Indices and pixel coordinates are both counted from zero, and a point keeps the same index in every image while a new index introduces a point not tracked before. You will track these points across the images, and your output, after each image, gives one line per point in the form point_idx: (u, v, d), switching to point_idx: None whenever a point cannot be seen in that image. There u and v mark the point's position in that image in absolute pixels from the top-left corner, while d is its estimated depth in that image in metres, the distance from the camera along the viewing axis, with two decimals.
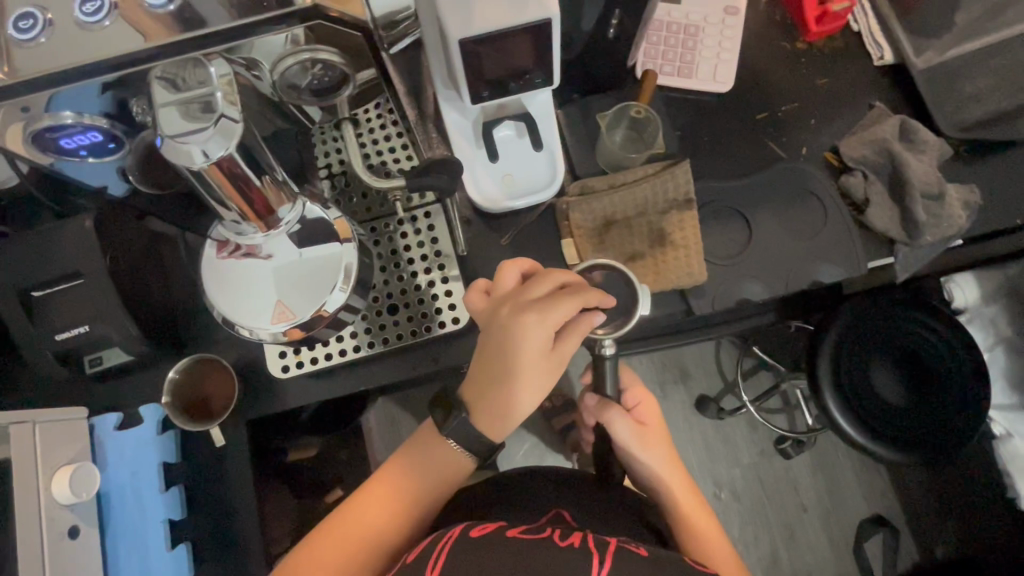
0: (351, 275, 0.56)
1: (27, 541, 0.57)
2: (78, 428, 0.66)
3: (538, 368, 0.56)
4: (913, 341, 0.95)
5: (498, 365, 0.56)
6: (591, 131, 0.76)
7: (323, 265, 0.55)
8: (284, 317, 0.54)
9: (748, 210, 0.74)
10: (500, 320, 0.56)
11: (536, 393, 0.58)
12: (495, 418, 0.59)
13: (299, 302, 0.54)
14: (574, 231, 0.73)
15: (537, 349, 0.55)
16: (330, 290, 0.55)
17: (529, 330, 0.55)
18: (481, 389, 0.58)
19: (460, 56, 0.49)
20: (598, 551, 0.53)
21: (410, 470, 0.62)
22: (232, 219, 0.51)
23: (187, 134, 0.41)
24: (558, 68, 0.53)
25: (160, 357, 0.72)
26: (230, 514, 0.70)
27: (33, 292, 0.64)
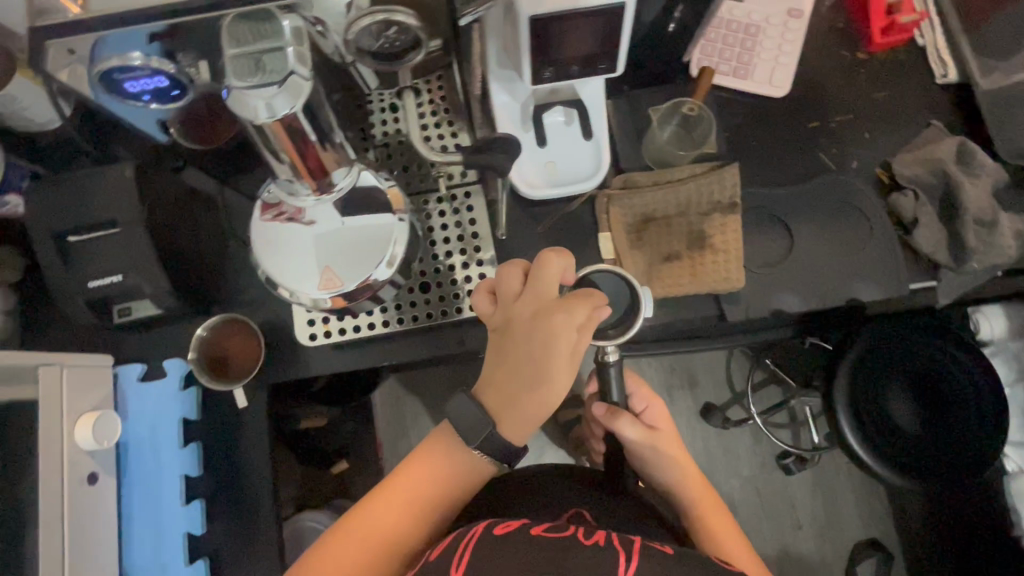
0: (398, 246, 0.55)
1: (49, 482, 0.57)
2: (103, 376, 0.66)
3: (562, 373, 0.55)
4: (931, 367, 0.93)
5: (518, 370, 0.55)
6: (640, 124, 0.74)
7: (369, 236, 0.55)
8: (331, 284, 0.54)
9: (791, 220, 0.72)
10: (522, 325, 0.56)
11: (545, 403, 0.55)
12: (521, 426, 0.57)
13: (344, 270, 0.54)
14: (613, 224, 0.72)
15: (561, 354, 0.54)
16: (378, 263, 0.54)
17: (553, 334, 0.53)
18: (502, 398, 0.57)
19: (528, 34, 0.48)
20: (624, 549, 0.53)
21: (429, 477, 0.59)
22: (286, 178, 0.51)
23: (255, 86, 0.40)
24: (623, 55, 0.52)
25: (187, 314, 0.71)
26: (242, 476, 0.70)
27: (69, 237, 0.64)
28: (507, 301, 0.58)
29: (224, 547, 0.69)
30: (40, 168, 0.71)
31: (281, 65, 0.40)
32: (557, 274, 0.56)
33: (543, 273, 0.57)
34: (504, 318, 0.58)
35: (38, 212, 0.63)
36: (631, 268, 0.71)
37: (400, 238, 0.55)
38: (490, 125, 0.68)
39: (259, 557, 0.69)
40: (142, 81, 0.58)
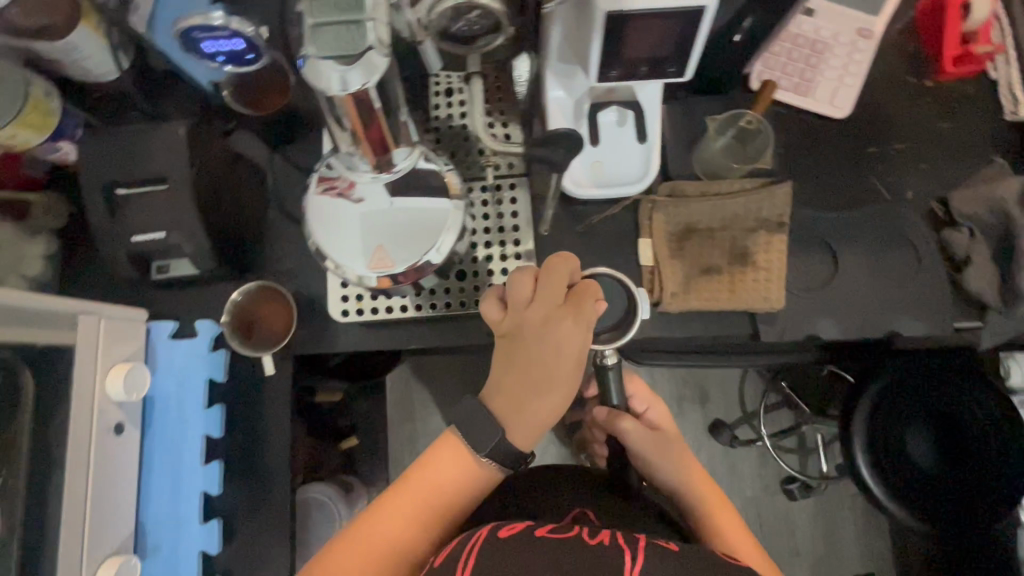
0: (452, 233, 0.54)
1: (79, 427, 0.58)
2: (136, 330, 0.67)
3: (569, 374, 0.57)
4: (956, 409, 0.89)
5: (529, 373, 0.57)
6: (693, 132, 0.72)
7: (421, 221, 0.54)
8: (382, 264, 0.53)
9: (837, 245, 0.71)
10: (532, 330, 0.57)
11: (554, 402, 0.58)
12: (531, 429, 0.58)
13: (398, 250, 0.54)
14: (655, 231, 0.71)
15: (570, 354, 0.57)
16: (430, 247, 0.54)
17: (564, 336, 0.56)
18: (513, 403, 0.58)
19: (602, 30, 0.47)
20: (629, 548, 0.52)
21: (435, 482, 0.58)
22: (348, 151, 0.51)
23: (333, 58, 0.40)
24: (694, 60, 0.51)
25: (222, 277, 0.72)
26: (260, 442, 0.71)
27: (117, 189, 0.65)
28: (515, 307, 0.58)
29: (237, 510, 0.69)
30: (93, 118, 0.72)
31: (362, 39, 0.40)
32: (566, 276, 0.57)
33: (550, 277, 0.57)
34: (512, 324, 0.58)
35: (89, 162, 0.64)
36: (669, 278, 0.70)
37: (453, 226, 0.54)
38: (541, 119, 0.66)
39: (270, 524, 0.69)
40: (220, 42, 0.61)
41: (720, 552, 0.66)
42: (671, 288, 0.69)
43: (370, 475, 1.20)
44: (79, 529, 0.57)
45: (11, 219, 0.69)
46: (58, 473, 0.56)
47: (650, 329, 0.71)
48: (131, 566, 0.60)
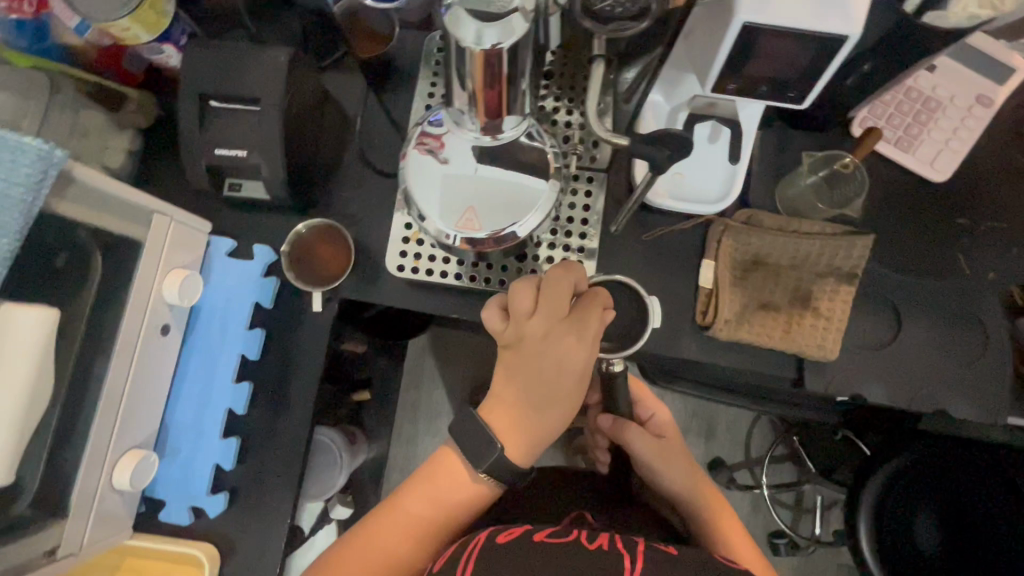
0: (539, 214, 0.54)
1: (132, 320, 0.60)
2: (197, 240, 0.69)
3: (566, 389, 0.58)
4: (971, 502, 0.84)
5: (526, 385, 0.58)
6: (781, 165, 0.71)
7: (512, 196, 0.53)
8: (470, 225, 0.53)
9: (904, 311, 0.69)
10: (531, 343, 0.57)
11: (552, 415, 0.59)
12: (531, 445, 0.59)
13: (489, 215, 0.53)
14: (721, 255, 0.69)
15: (571, 369, 0.57)
16: (519, 217, 0.53)
17: (563, 351, 0.57)
18: (513, 415, 0.59)
19: (733, 40, 0.45)
20: (630, 552, 0.51)
21: (436, 497, 0.60)
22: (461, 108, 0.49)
23: (475, 12, 0.40)
24: (817, 90, 0.49)
25: (288, 208, 0.73)
26: (288, 374, 0.72)
27: (211, 101, 0.66)
28: (515, 320, 0.58)
29: (255, 434, 0.71)
30: (198, 28, 0.73)
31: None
32: (567, 289, 0.57)
33: (553, 290, 0.57)
34: (512, 335, 0.59)
35: (190, 69, 0.65)
36: (726, 305, 0.68)
37: (541, 207, 0.53)
38: (636, 121, 0.64)
39: (283, 455, 0.70)
40: None
41: (719, 555, 0.65)
42: (726, 315, 0.68)
43: (373, 432, 1.21)
44: (112, 417, 0.59)
45: (105, 109, 0.71)
46: (104, 359, 0.58)
47: (693, 352, 0.70)
48: (149, 462, 0.63)
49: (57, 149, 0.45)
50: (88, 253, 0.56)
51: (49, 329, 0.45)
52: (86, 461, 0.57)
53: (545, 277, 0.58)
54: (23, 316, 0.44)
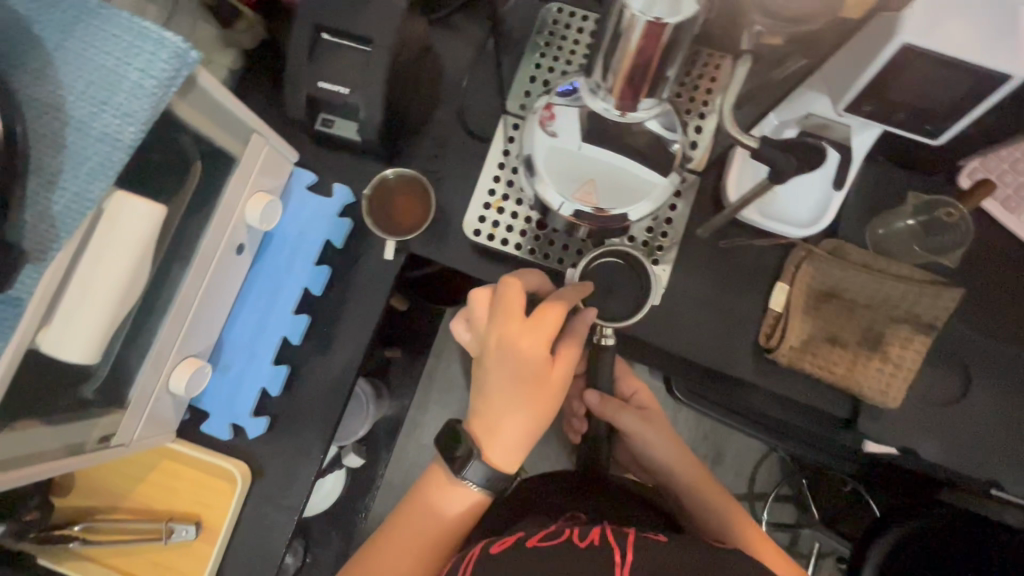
0: (655, 203, 0.49)
1: (215, 233, 0.61)
2: (283, 167, 0.70)
3: (530, 387, 0.54)
4: None
5: (494, 393, 0.55)
6: (878, 201, 0.69)
7: (627, 182, 0.48)
8: (587, 200, 0.49)
9: (974, 373, 0.67)
10: (488, 350, 0.54)
11: (524, 420, 0.55)
12: (510, 451, 0.56)
13: (611, 193, 0.48)
14: (797, 281, 0.67)
15: (530, 367, 0.53)
16: (640, 200, 0.49)
17: (518, 353, 0.53)
18: (487, 425, 0.56)
19: (887, 59, 0.44)
20: (619, 545, 0.51)
21: (433, 505, 0.58)
22: (593, 82, 0.44)
23: None
24: (960, 124, 0.48)
25: (372, 154, 0.73)
26: (343, 315, 0.72)
27: (323, 34, 0.66)
28: (476, 329, 0.57)
29: (302, 365, 0.72)
30: None
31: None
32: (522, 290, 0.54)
33: (511, 296, 0.54)
34: (479, 342, 0.57)
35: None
36: (794, 331, 0.66)
37: (661, 192, 0.49)
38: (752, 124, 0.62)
39: (326, 393, 0.71)
40: None
41: (713, 541, 0.66)
42: (792, 342, 0.66)
43: None
44: (179, 326, 0.61)
45: (217, 23, 0.71)
46: (186, 264, 0.59)
47: (748, 372, 0.69)
48: (203, 374, 0.64)
49: (193, 50, 0.45)
50: (190, 159, 0.57)
51: (155, 225, 0.46)
52: (149, 360, 0.58)
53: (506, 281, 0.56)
54: (133, 206, 0.45)
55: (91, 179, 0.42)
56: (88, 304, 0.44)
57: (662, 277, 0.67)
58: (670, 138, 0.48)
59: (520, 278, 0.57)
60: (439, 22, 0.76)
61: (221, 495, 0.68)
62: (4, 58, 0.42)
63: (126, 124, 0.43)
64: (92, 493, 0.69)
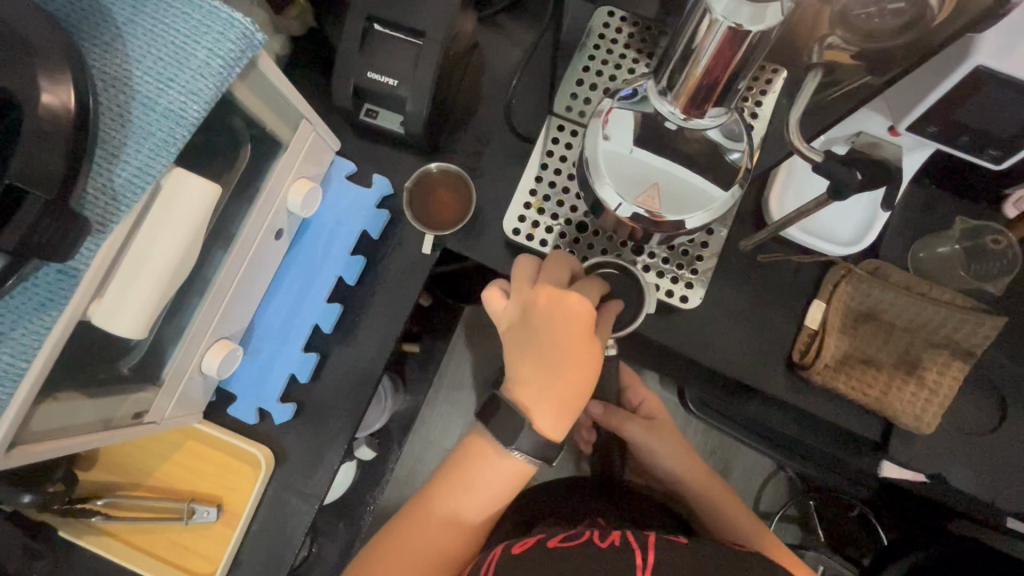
0: (711, 214, 0.49)
1: (257, 216, 0.61)
2: (326, 156, 0.70)
3: (577, 347, 0.53)
4: None
5: (542, 356, 0.54)
6: (922, 225, 0.68)
7: (684, 189, 0.48)
8: (649, 204, 0.48)
9: (1011, 404, 0.66)
10: (534, 313, 0.55)
11: (566, 388, 0.54)
12: (558, 417, 0.54)
13: (670, 199, 0.48)
14: (834, 299, 0.66)
15: (577, 326, 0.53)
16: (697, 209, 0.48)
17: (568, 310, 0.53)
18: (534, 392, 0.54)
19: (958, 79, 0.43)
20: (641, 548, 0.51)
21: (468, 484, 0.56)
22: (660, 88, 0.45)
23: None
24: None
25: (414, 148, 0.73)
26: (374, 306, 0.72)
27: (374, 25, 0.66)
28: (517, 297, 0.57)
29: (332, 353, 0.72)
30: None
31: None
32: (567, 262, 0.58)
33: (554, 267, 0.58)
34: (518, 310, 0.57)
35: None
36: (830, 350, 0.65)
37: (718, 204, 0.48)
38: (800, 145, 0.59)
39: (354, 383, 0.71)
40: None
41: (732, 543, 0.65)
42: (828, 360, 0.65)
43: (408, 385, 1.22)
44: (216, 307, 0.61)
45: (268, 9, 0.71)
46: (227, 245, 0.60)
47: (780, 389, 0.69)
48: (234, 356, 0.64)
49: (259, 32, 0.45)
50: (240, 141, 0.57)
51: (211, 204, 0.46)
52: (185, 338, 0.58)
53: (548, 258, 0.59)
54: (195, 186, 0.45)
55: (154, 154, 0.42)
56: (140, 277, 0.44)
57: (701, 288, 0.65)
58: (729, 147, 0.47)
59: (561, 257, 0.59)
60: (486, 20, 0.76)
61: (244, 479, 0.69)
62: (76, 28, 0.42)
63: (192, 102, 0.43)
64: (115, 469, 0.69)
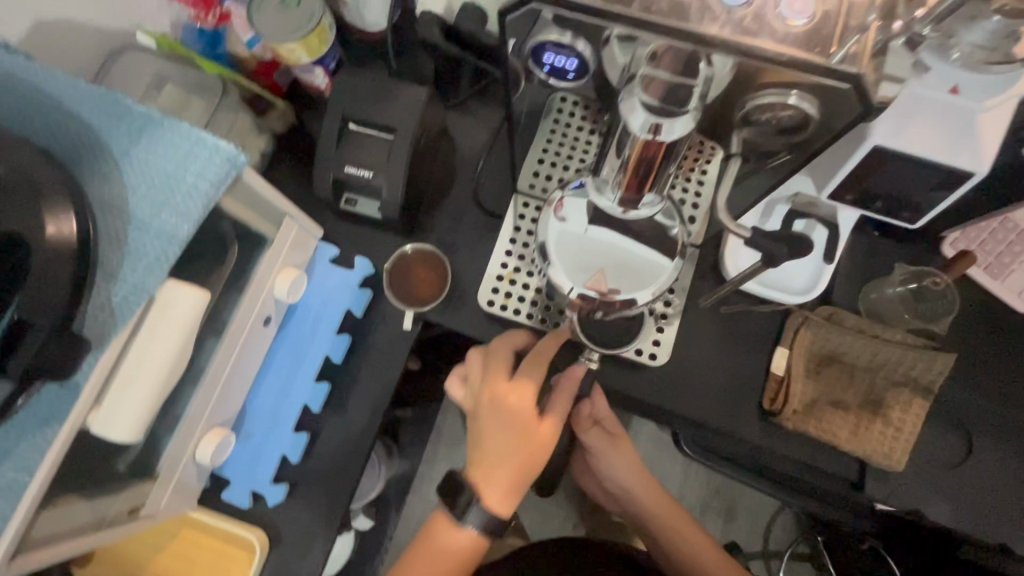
0: (658, 288, 0.52)
1: (246, 307, 0.65)
2: (310, 242, 0.75)
3: (525, 432, 0.58)
4: None
5: (489, 441, 0.58)
6: (869, 270, 0.73)
7: (634, 266, 0.52)
8: (597, 286, 0.52)
9: (976, 434, 0.69)
10: (481, 406, 0.60)
11: (516, 468, 0.58)
12: (507, 495, 0.58)
13: (621, 277, 0.52)
14: (796, 345, 0.70)
15: (520, 413, 0.58)
16: (645, 289, 0.52)
17: (512, 402, 0.58)
18: (484, 473, 0.58)
19: (863, 154, 0.49)
20: None
21: (433, 556, 0.59)
22: (599, 183, 0.50)
23: (649, 102, 0.40)
24: (941, 205, 0.52)
25: (392, 228, 0.78)
26: (360, 380, 0.75)
27: (350, 124, 0.73)
28: (471, 386, 0.63)
29: (322, 430, 0.74)
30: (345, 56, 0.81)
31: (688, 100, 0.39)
32: (507, 349, 0.62)
33: (501, 355, 0.62)
34: (473, 399, 0.62)
35: (338, 95, 0.72)
36: (797, 396, 0.69)
37: (665, 279, 0.52)
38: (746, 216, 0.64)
39: (345, 459, 0.74)
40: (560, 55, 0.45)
41: None
42: (796, 406, 0.69)
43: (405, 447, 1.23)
44: (208, 398, 0.63)
45: (253, 114, 0.78)
46: (219, 337, 0.63)
47: (756, 434, 0.71)
48: (227, 443, 0.67)
49: (242, 154, 0.50)
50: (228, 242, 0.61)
51: (200, 310, 0.50)
52: (178, 433, 0.61)
53: (492, 345, 0.63)
54: (185, 297, 0.49)
55: (148, 272, 0.46)
56: (134, 387, 0.48)
57: (667, 349, 0.70)
58: (669, 226, 0.53)
59: (509, 339, 0.64)
60: (453, 108, 0.84)
61: (239, 563, 0.70)
62: (80, 166, 0.47)
63: (180, 222, 0.47)
64: (110, 565, 0.70)
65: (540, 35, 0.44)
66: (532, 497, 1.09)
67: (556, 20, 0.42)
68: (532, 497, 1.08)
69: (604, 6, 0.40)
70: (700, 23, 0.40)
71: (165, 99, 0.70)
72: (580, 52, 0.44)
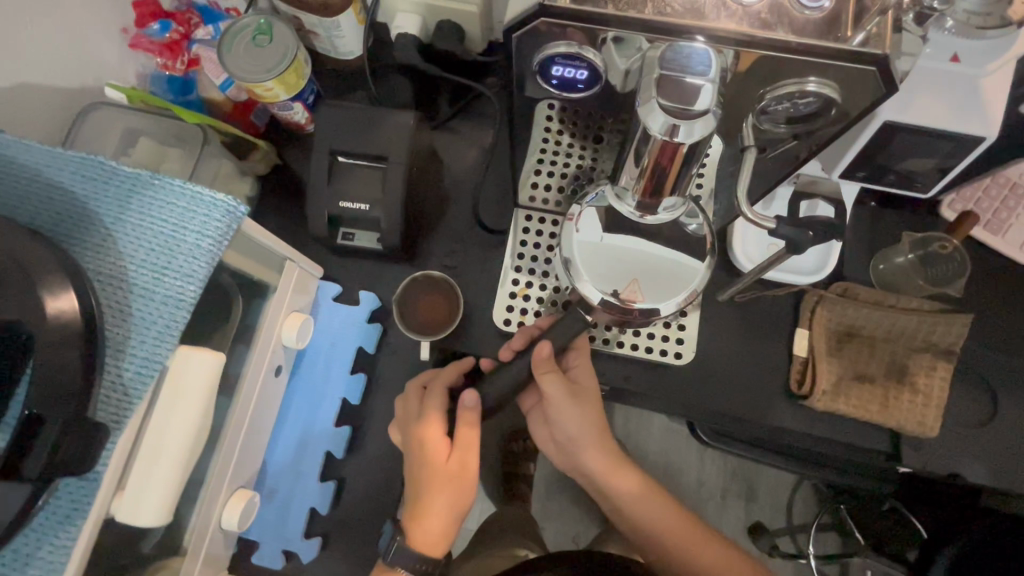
0: (689, 287, 0.51)
1: (257, 360, 0.63)
2: (311, 283, 0.72)
3: (433, 465, 0.56)
4: None
5: (411, 477, 0.58)
6: (875, 242, 0.73)
7: (660, 269, 0.51)
8: (632, 296, 0.51)
9: (1000, 389, 0.69)
10: (405, 444, 0.61)
11: (433, 501, 0.56)
12: (432, 529, 0.56)
13: (652, 283, 0.51)
14: (815, 325, 0.70)
15: (430, 443, 0.57)
16: (675, 293, 0.51)
17: (421, 437, 0.58)
18: (409, 509, 0.57)
19: (872, 132, 0.49)
20: None
21: None
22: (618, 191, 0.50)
23: (665, 104, 0.38)
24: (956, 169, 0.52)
25: (393, 258, 0.76)
26: (381, 418, 0.73)
27: (338, 157, 0.70)
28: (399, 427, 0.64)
29: (348, 476, 0.72)
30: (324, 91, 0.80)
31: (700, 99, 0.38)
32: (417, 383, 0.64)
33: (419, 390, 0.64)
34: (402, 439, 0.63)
35: (322, 128, 0.70)
36: (825, 375, 0.68)
37: (697, 280, 0.52)
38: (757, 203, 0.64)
39: (376, 501, 0.71)
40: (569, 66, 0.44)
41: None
42: (823, 386, 0.68)
43: None
44: (227, 460, 0.60)
45: (234, 158, 0.76)
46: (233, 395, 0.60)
47: (787, 418, 0.71)
48: (252, 504, 0.64)
49: (242, 204, 0.47)
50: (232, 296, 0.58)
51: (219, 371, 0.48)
52: (201, 503, 0.58)
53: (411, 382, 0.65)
54: (196, 358, 0.46)
55: (157, 342, 0.44)
56: (160, 464, 0.45)
57: (692, 345, 0.69)
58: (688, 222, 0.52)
59: (431, 374, 0.66)
60: (439, 129, 0.82)
61: None
62: (63, 236, 0.43)
63: (187, 284, 0.45)
64: None
65: (548, 47, 0.42)
66: (556, 507, 1.07)
67: (550, 31, 0.40)
68: (560, 509, 1.06)
69: (616, 13, 0.39)
70: (718, 20, 0.39)
71: (140, 154, 0.67)
72: (589, 61, 0.42)
